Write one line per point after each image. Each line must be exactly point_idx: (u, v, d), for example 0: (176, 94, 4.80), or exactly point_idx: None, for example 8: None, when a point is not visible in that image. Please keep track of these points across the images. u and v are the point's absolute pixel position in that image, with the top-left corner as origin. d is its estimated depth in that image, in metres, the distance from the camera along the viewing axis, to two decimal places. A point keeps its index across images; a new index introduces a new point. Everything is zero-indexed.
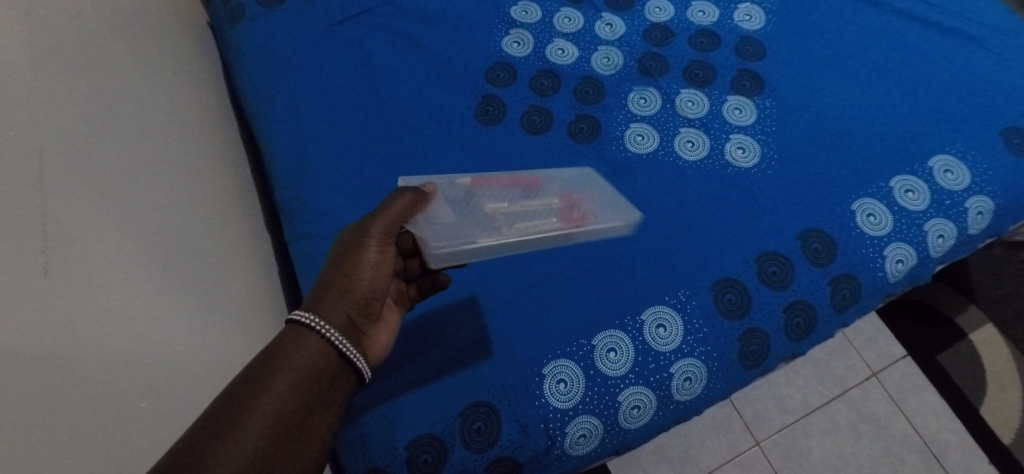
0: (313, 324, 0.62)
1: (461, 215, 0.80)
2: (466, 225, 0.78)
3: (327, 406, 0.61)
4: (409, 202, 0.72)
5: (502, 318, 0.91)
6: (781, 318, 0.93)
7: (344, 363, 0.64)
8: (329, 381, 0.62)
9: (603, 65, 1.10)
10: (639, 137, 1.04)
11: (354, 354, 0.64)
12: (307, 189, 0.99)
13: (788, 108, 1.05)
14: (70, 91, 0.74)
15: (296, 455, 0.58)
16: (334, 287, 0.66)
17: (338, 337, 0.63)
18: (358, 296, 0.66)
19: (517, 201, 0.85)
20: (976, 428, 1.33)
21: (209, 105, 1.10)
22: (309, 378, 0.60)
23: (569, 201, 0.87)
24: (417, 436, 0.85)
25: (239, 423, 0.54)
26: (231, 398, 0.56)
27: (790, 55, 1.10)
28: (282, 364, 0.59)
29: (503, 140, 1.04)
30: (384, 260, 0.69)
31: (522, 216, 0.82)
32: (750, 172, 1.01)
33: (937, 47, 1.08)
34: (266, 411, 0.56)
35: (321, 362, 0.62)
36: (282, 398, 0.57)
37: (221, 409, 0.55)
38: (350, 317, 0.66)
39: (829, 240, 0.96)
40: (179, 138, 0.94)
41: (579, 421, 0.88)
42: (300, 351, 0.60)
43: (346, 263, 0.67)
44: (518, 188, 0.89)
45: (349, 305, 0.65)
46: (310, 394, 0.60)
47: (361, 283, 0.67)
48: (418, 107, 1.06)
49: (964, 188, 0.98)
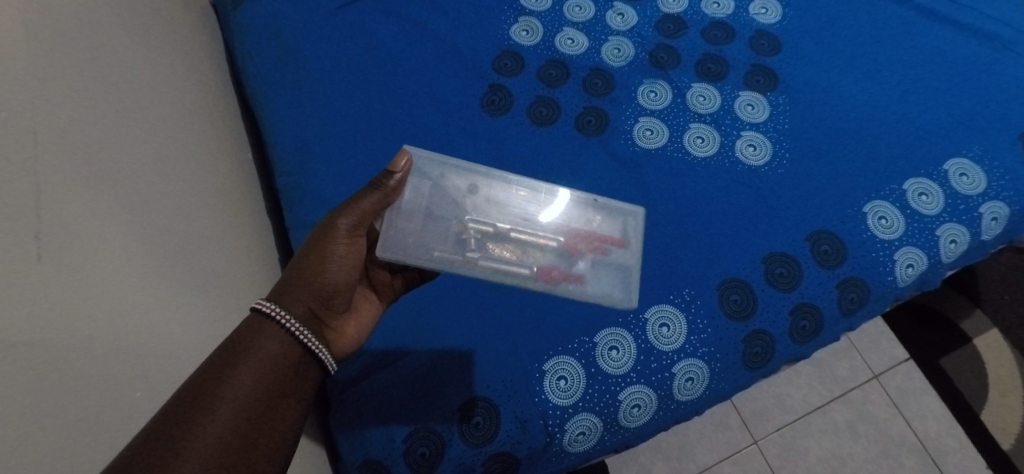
0: (274, 314, 0.63)
1: (438, 226, 0.84)
2: (433, 238, 0.83)
3: (291, 397, 0.62)
4: (381, 198, 0.73)
5: (502, 312, 0.90)
6: (786, 320, 0.92)
7: (306, 354, 0.64)
8: (293, 370, 0.63)
9: (614, 56, 1.08)
10: (648, 132, 1.02)
11: (316, 345, 0.65)
12: (308, 176, 0.98)
13: (802, 106, 1.03)
14: (69, 71, 0.72)
15: (264, 443, 0.58)
16: (297, 277, 0.68)
17: (298, 327, 0.64)
18: (321, 288, 0.68)
19: (509, 224, 0.87)
20: (976, 433, 1.32)
21: (210, 87, 1.08)
22: (274, 369, 0.61)
23: (572, 250, 0.86)
24: (415, 430, 0.84)
25: (203, 418, 0.54)
26: (191, 393, 0.55)
27: (805, 51, 1.07)
28: (243, 356, 0.60)
29: (510, 132, 1.02)
30: (349, 255, 0.70)
31: (495, 248, 0.85)
32: (761, 170, 0.99)
33: (957, 46, 1.05)
34: (230, 403, 0.56)
35: (284, 352, 0.63)
36: (247, 387, 0.58)
37: (181, 404, 0.54)
38: (313, 309, 0.67)
39: (838, 243, 0.94)
40: (178, 121, 0.92)
41: (579, 419, 0.87)
42: (262, 342, 0.61)
43: (314, 258, 0.68)
44: (528, 201, 0.90)
45: (309, 297, 0.67)
46: (273, 382, 0.60)
47: (325, 275, 0.68)
48: (423, 94, 1.04)
49: (979, 193, 0.96)
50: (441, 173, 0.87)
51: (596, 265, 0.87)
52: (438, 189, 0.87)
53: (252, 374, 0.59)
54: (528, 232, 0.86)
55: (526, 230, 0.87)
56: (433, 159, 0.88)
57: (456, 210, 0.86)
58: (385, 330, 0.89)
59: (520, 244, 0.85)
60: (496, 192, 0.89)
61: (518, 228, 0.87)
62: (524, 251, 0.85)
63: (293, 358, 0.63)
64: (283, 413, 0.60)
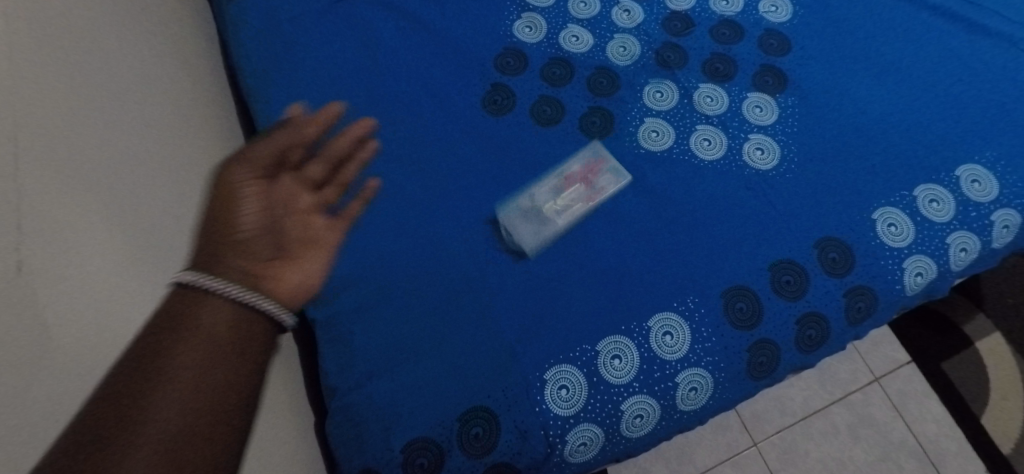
0: (200, 282, 0.49)
1: (532, 222, 0.93)
2: (534, 226, 0.93)
3: (243, 371, 0.49)
4: (264, 142, 0.61)
5: (503, 319, 0.88)
6: (792, 329, 0.90)
7: (254, 316, 0.51)
8: (244, 340, 0.49)
9: (619, 54, 1.05)
10: (653, 134, 0.99)
11: (263, 303, 0.51)
12: None
13: (811, 108, 1.00)
14: (61, 71, 0.70)
15: (218, 436, 0.46)
16: (214, 239, 0.54)
17: (235, 289, 0.50)
18: (245, 242, 0.54)
19: (561, 201, 0.95)
20: (978, 438, 1.30)
21: (203, 82, 1.05)
22: (216, 344, 0.48)
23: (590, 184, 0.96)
24: (413, 440, 0.82)
25: (131, 421, 0.43)
26: (115, 391, 0.44)
27: (816, 51, 1.04)
28: (178, 337, 0.46)
29: (512, 133, 0.99)
30: (256, 194, 0.58)
31: (568, 206, 0.95)
32: (769, 175, 0.96)
33: (971, 48, 1.03)
34: (166, 397, 0.44)
35: (229, 325, 0.49)
36: (181, 378, 0.45)
37: (103, 408, 0.43)
38: (245, 267, 0.53)
39: (847, 250, 0.92)
40: (169, 119, 0.89)
41: (580, 429, 0.85)
42: (198, 317, 0.48)
43: (216, 213, 0.55)
44: (560, 180, 0.96)
45: (237, 253, 0.53)
46: (219, 366, 0.47)
47: (244, 228, 0.55)
48: (422, 93, 1.01)
49: (991, 200, 0.94)
50: (525, 205, 0.94)
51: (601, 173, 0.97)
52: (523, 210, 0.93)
53: (186, 361, 0.46)
54: (575, 200, 0.95)
55: (571, 197, 0.95)
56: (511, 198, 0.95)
57: (535, 211, 0.94)
58: (383, 336, 0.87)
59: (575, 207, 0.95)
60: (544, 194, 0.95)
61: (564, 199, 0.95)
62: (574, 201, 0.95)
63: (247, 331, 0.50)
64: (235, 399, 0.47)
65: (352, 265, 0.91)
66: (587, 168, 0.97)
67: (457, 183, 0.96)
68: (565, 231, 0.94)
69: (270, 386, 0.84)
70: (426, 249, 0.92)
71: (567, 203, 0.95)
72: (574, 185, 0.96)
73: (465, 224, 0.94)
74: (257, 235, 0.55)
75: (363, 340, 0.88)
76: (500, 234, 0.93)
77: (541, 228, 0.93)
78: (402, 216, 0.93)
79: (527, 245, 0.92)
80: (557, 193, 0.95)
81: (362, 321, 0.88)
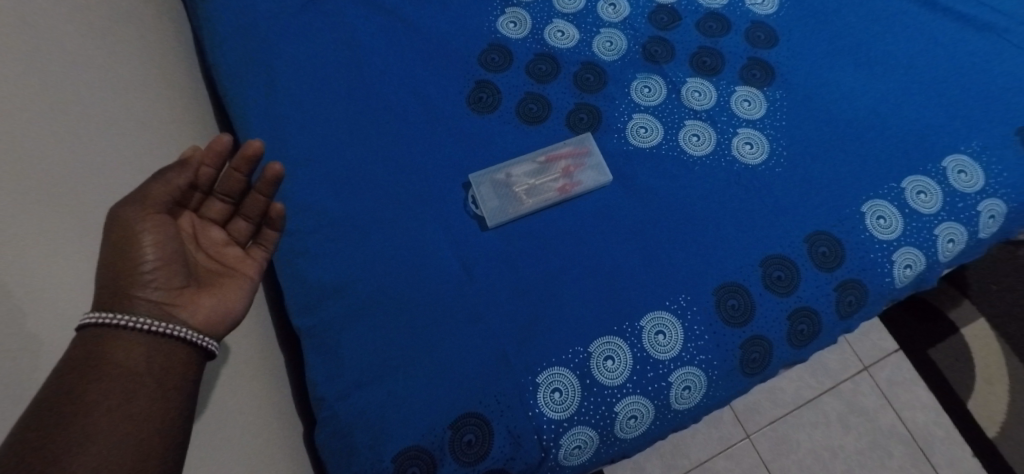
0: (113, 321, 0.52)
1: (501, 199, 0.93)
2: (504, 204, 0.93)
3: (172, 394, 0.52)
4: (165, 181, 0.59)
5: (494, 322, 0.87)
6: (785, 325, 0.90)
7: (176, 344, 0.54)
8: (169, 367, 0.53)
9: (606, 49, 1.03)
10: (642, 129, 0.98)
11: (185, 333, 0.55)
12: (286, 181, 0.93)
13: (799, 101, 1.00)
14: (31, 79, 0.66)
15: (149, 453, 0.49)
16: (114, 277, 0.54)
17: (149, 323, 0.53)
18: (152, 277, 0.55)
19: (535, 182, 0.95)
20: (964, 423, 1.32)
21: (179, 85, 1.02)
22: (136, 373, 0.51)
23: (573, 177, 0.95)
24: (404, 449, 0.81)
25: (55, 453, 0.45)
26: (38, 425, 0.46)
27: (802, 43, 1.04)
28: (94, 375, 0.49)
29: (499, 131, 0.98)
30: (161, 239, 0.57)
31: (539, 191, 0.94)
32: (758, 169, 0.96)
33: (956, 38, 1.03)
34: (94, 422, 0.47)
35: (146, 358, 0.52)
36: (110, 407, 0.48)
37: (28, 438, 0.45)
38: (157, 300, 0.55)
39: (837, 244, 0.92)
40: (145, 125, 0.86)
41: (574, 432, 0.84)
42: (112, 353, 0.51)
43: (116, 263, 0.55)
44: (541, 160, 0.96)
45: (143, 292, 0.54)
46: (139, 395, 0.50)
47: (148, 264, 0.56)
48: (406, 91, 0.99)
49: (978, 190, 0.94)
50: (498, 177, 0.95)
51: (585, 167, 0.96)
52: (496, 183, 0.94)
53: (113, 391, 0.49)
54: (551, 184, 0.95)
55: (548, 182, 0.95)
56: (489, 169, 0.95)
57: (506, 185, 0.94)
58: (372, 343, 0.85)
59: (549, 193, 0.94)
60: (520, 171, 0.95)
61: (539, 181, 0.95)
62: (553, 189, 0.94)
63: (165, 359, 0.53)
64: (160, 425, 0.50)
65: (338, 271, 0.89)
66: (572, 160, 0.96)
67: (443, 184, 0.94)
68: (531, 213, 0.93)
69: (256, 398, 0.82)
70: (414, 252, 0.90)
71: (540, 187, 0.95)
72: (553, 173, 0.95)
73: (452, 226, 0.92)
74: (162, 281, 0.56)
75: (351, 348, 0.86)
76: (489, 235, 0.92)
77: (510, 207, 0.93)
78: (388, 220, 0.91)
79: (489, 216, 0.92)
80: (533, 176, 0.95)
81: (349, 328, 0.86)
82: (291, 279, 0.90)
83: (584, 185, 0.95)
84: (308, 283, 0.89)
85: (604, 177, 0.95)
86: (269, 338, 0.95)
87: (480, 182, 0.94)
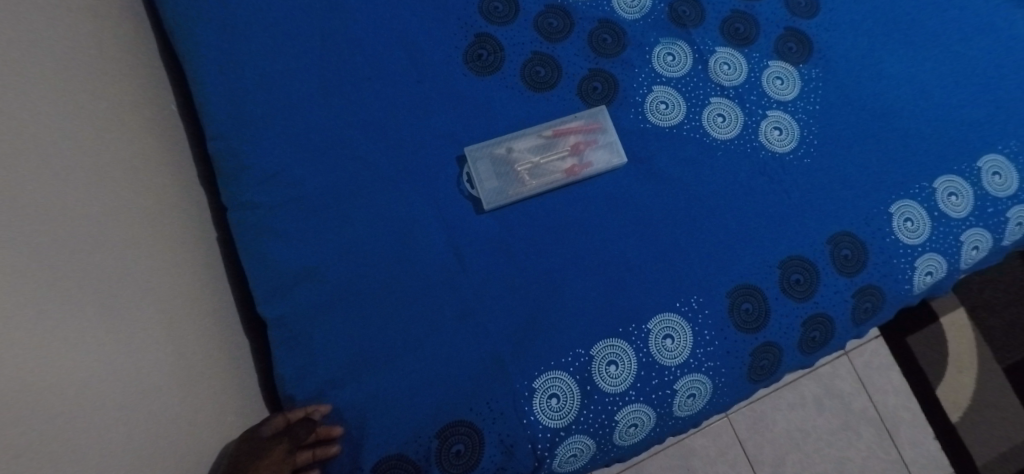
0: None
1: (502, 177, 0.82)
2: (503, 183, 0.82)
3: None
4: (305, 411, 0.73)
5: (490, 320, 0.77)
6: (798, 331, 0.83)
7: None
8: None
9: (626, 5, 0.90)
10: (662, 105, 0.87)
11: None
12: (248, 143, 0.78)
13: (835, 82, 0.90)
14: None
15: None
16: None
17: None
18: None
19: (539, 160, 0.84)
20: (934, 409, 1.33)
21: (112, 10, 0.83)
22: None
23: (582, 159, 0.84)
24: (385, 457, 0.73)
25: None
26: None
27: (845, 16, 0.93)
28: None
29: (499, 98, 0.84)
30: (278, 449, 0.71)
31: (543, 172, 0.83)
32: (785, 158, 0.86)
33: (1006, 25, 0.94)
34: None
35: None
36: None
37: None
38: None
39: (860, 247, 0.85)
40: (57, 70, 0.70)
41: (570, 442, 0.78)
42: None
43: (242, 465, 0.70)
44: (548, 134, 0.84)
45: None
46: None
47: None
48: (393, 42, 0.84)
49: (1008, 195, 0.88)
50: (498, 152, 0.83)
51: (596, 149, 0.84)
52: (495, 158, 0.82)
53: None
54: (556, 164, 0.84)
55: (554, 161, 0.84)
56: (490, 141, 0.83)
57: (507, 163, 0.83)
58: (352, 340, 0.75)
59: (554, 174, 0.83)
60: (523, 145, 0.84)
61: (545, 159, 0.84)
62: (558, 170, 0.83)
63: None
64: None
65: (310, 254, 0.77)
66: (583, 137, 0.85)
67: (432, 157, 0.81)
68: (533, 196, 0.82)
69: (186, 399, 0.71)
70: (398, 235, 0.78)
71: (544, 166, 0.83)
72: (560, 150, 0.84)
73: (442, 207, 0.80)
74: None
75: (328, 343, 0.75)
76: (485, 220, 0.81)
77: (511, 188, 0.82)
78: (368, 196, 0.79)
79: (488, 197, 0.81)
80: (538, 152, 0.84)
81: (325, 321, 0.76)
82: (255, 260, 0.78)
83: (597, 167, 0.84)
84: (274, 269, 0.77)
85: (618, 160, 0.84)
86: (226, 321, 0.84)
87: (478, 156, 0.82)
